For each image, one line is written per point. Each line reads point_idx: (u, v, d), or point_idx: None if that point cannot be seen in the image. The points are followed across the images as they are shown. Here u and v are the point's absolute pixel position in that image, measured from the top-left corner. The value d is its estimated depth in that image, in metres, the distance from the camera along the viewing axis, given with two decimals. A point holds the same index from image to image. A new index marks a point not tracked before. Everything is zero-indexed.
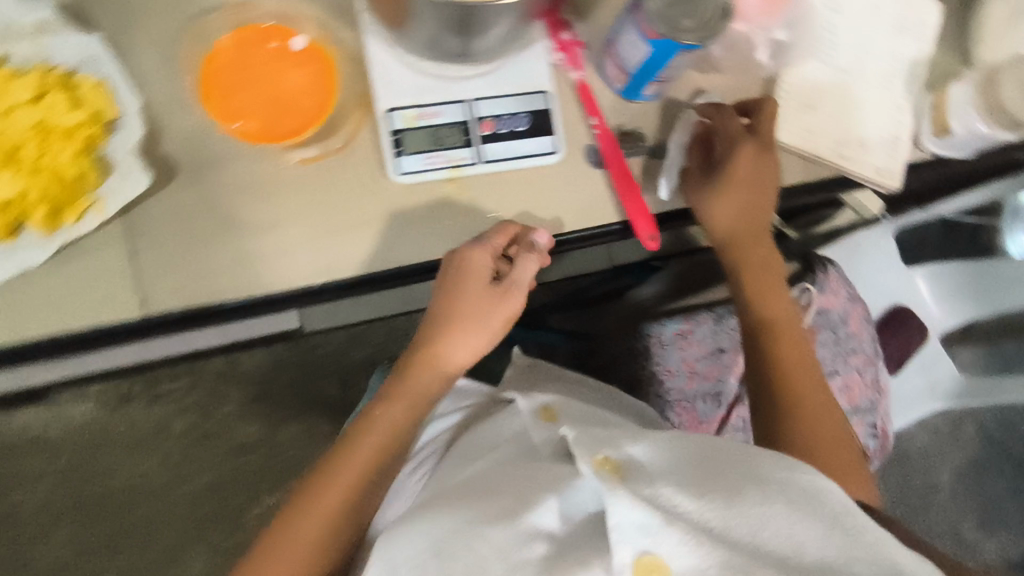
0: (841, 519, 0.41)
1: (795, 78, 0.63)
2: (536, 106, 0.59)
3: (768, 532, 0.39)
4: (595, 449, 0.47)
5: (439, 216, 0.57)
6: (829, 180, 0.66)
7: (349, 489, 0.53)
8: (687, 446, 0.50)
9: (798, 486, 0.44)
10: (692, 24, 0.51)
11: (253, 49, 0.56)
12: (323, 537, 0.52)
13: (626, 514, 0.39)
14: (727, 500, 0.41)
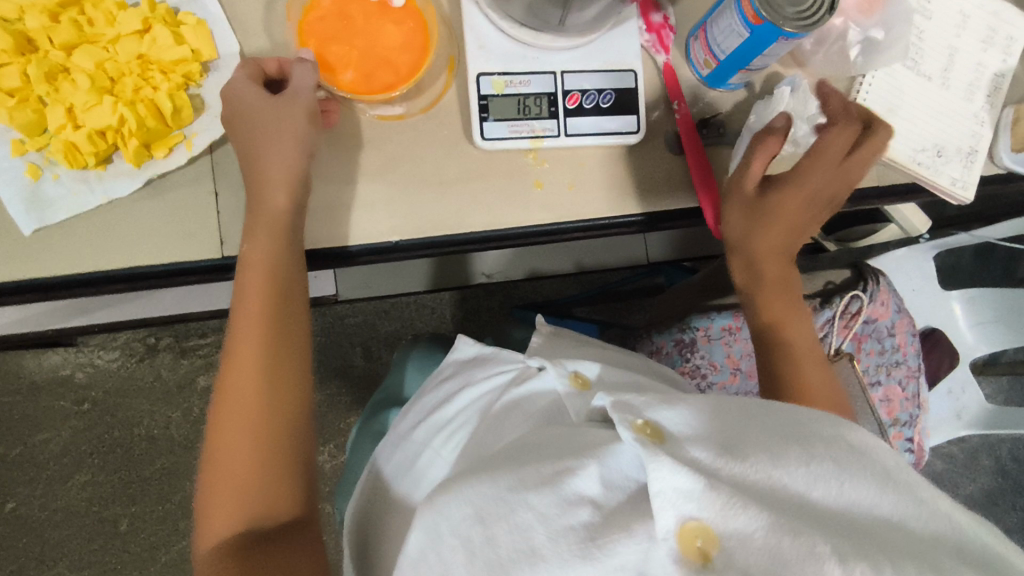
0: (886, 474, 0.36)
1: (881, 81, 0.63)
2: (622, 84, 0.59)
3: (814, 492, 0.34)
4: (633, 410, 0.39)
5: (515, 185, 0.57)
6: (904, 186, 0.65)
7: (262, 374, 0.49)
8: (728, 408, 0.41)
9: (839, 440, 0.38)
10: (795, 13, 0.50)
11: (354, 0, 0.54)
12: (267, 421, 0.48)
13: (672, 479, 0.32)
14: (771, 458, 0.35)
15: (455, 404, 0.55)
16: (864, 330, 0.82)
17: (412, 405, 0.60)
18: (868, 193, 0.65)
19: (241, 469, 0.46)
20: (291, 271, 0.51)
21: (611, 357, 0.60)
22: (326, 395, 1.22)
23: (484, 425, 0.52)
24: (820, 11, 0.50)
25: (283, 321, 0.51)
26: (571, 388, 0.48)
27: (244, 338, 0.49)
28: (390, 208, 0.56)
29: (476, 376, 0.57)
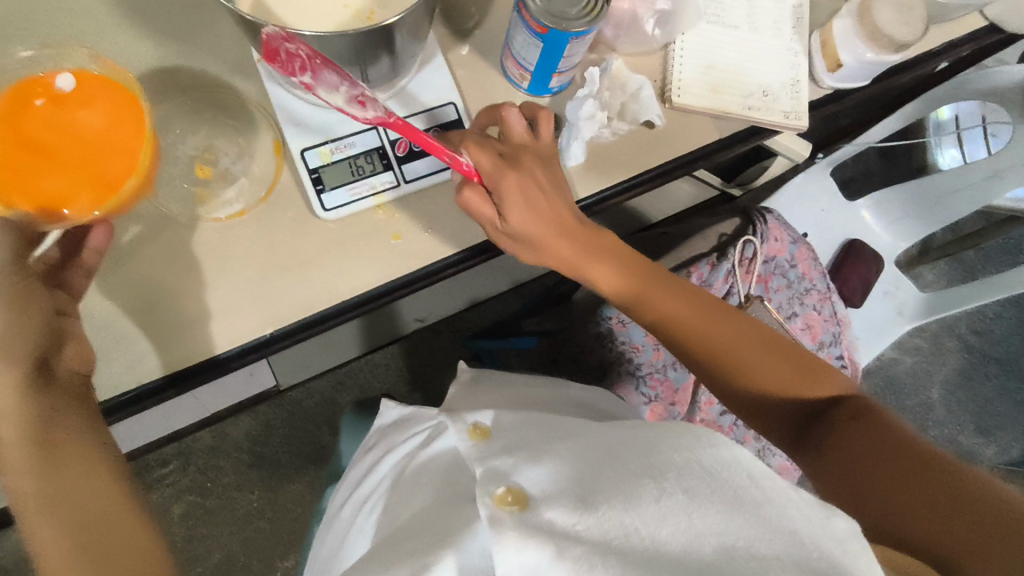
0: (739, 495, 0.34)
1: (687, 43, 0.65)
2: (448, 118, 0.60)
3: (665, 531, 0.33)
4: (498, 476, 0.38)
5: (377, 243, 0.58)
6: (746, 132, 0.67)
7: None
8: (602, 450, 0.41)
9: (692, 462, 0.36)
10: (577, 12, 0.52)
11: (22, 121, 0.49)
12: None
13: (516, 557, 0.33)
14: (623, 499, 0.34)
15: (377, 471, 0.52)
16: (766, 270, 0.84)
17: (346, 476, 0.57)
18: (711, 148, 0.67)
19: None
20: (91, 496, 0.41)
21: (524, 395, 0.59)
22: (305, 485, 1.20)
23: (401, 491, 0.49)
24: (599, 3, 0.52)
25: (111, 557, 0.40)
26: (469, 443, 0.44)
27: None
28: (259, 300, 0.55)
29: (396, 441, 0.54)
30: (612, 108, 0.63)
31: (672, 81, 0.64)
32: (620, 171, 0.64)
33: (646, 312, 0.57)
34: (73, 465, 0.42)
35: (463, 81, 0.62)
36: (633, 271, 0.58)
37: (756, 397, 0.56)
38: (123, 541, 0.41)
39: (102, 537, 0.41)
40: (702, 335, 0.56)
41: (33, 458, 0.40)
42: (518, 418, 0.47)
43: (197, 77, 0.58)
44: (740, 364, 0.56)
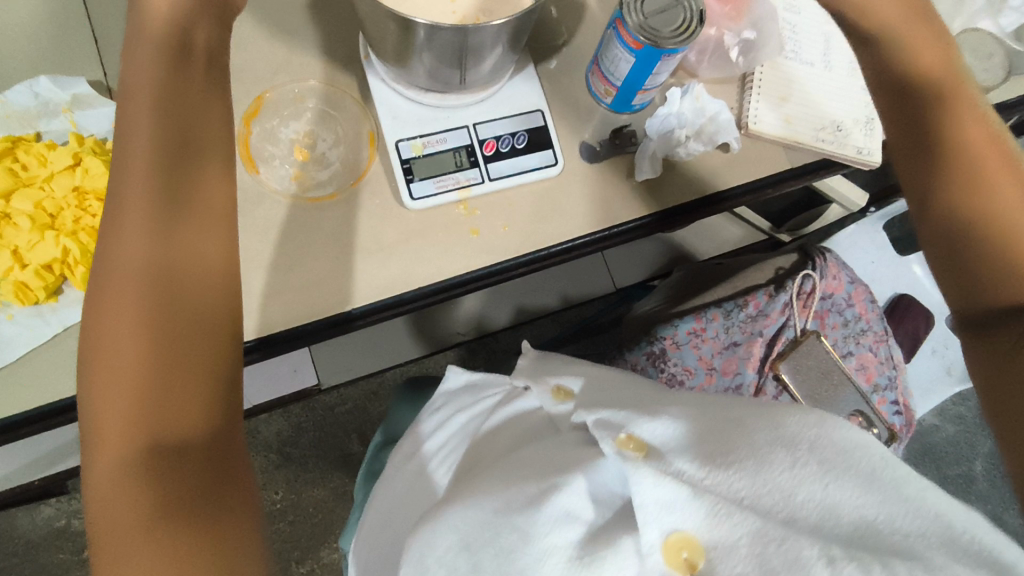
0: (877, 474, 0.36)
1: (766, 76, 0.67)
2: (533, 124, 0.63)
3: (799, 495, 0.36)
4: (614, 427, 0.43)
5: (453, 236, 0.60)
6: (818, 163, 0.68)
7: (137, 385, 0.37)
8: (708, 412, 0.43)
9: (826, 438, 0.37)
10: (672, 31, 0.55)
11: None
12: (136, 436, 0.37)
13: (653, 489, 0.37)
14: (755, 463, 0.37)
15: (447, 430, 0.57)
16: (823, 306, 0.84)
17: (404, 438, 0.60)
18: (782, 176, 0.68)
19: (127, 505, 0.36)
20: (196, 355, 0.39)
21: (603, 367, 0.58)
22: (328, 491, 1.20)
23: (482, 446, 0.54)
24: (693, 23, 0.55)
25: (178, 351, 0.39)
26: (554, 402, 0.52)
27: (119, 341, 0.38)
28: (336, 280, 0.58)
29: (467, 403, 0.59)
30: (691, 128, 0.64)
31: (749, 109, 0.66)
32: (691, 192, 0.65)
33: (927, 116, 0.49)
34: (189, 281, 0.41)
35: (548, 93, 0.65)
36: (965, 102, 0.48)
37: (985, 280, 0.44)
38: (197, 346, 0.40)
39: (182, 358, 0.39)
40: (973, 168, 0.46)
41: (135, 291, 0.39)
42: (598, 382, 0.52)
43: (306, 67, 0.62)
44: (1008, 233, 0.44)
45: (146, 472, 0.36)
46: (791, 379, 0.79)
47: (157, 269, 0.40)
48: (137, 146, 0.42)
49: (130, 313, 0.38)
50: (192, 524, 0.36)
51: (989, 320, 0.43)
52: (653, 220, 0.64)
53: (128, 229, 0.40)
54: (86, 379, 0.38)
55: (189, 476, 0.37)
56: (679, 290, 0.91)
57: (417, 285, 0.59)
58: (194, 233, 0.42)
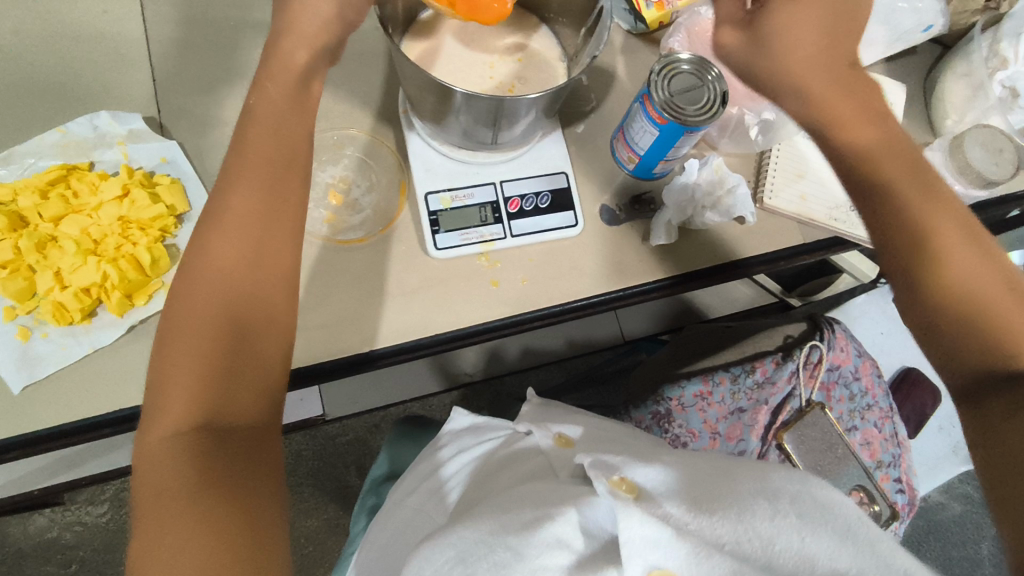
0: (849, 529, 0.36)
1: (784, 153, 0.70)
2: (557, 186, 0.66)
3: (779, 544, 0.34)
4: (610, 468, 0.40)
5: (474, 285, 0.62)
6: (828, 242, 0.70)
7: (206, 366, 0.41)
8: (696, 466, 0.42)
9: (805, 495, 0.37)
10: (696, 110, 0.58)
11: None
12: (198, 412, 0.40)
13: (639, 527, 0.35)
14: (738, 510, 0.36)
15: (452, 465, 0.55)
16: (830, 378, 0.84)
17: (410, 474, 0.59)
18: (795, 251, 0.70)
19: (172, 472, 0.38)
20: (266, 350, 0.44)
21: (602, 423, 0.58)
22: (323, 522, 1.20)
23: (483, 483, 0.52)
24: (716, 104, 0.58)
25: (250, 342, 0.43)
26: (554, 447, 0.50)
27: (201, 326, 0.42)
28: (356, 320, 0.60)
29: (470, 444, 0.57)
30: (708, 199, 0.66)
31: (766, 185, 0.69)
32: (704, 260, 0.67)
33: (879, 200, 0.48)
34: (275, 279, 0.45)
35: (574, 155, 0.68)
36: (912, 182, 0.48)
37: (958, 342, 0.45)
38: (268, 345, 0.44)
39: (251, 349, 0.43)
40: (932, 249, 0.46)
41: (223, 282, 0.43)
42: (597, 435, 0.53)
43: (347, 115, 0.66)
44: (973, 301, 0.45)
45: (201, 447, 0.39)
46: (795, 450, 0.80)
47: (240, 271, 0.44)
48: (254, 169, 0.46)
49: (211, 304, 0.43)
50: (234, 503, 0.38)
51: (989, 384, 0.43)
52: (660, 285, 0.66)
53: (223, 230, 0.44)
54: (159, 354, 0.42)
55: (237, 456, 0.40)
56: (686, 347, 0.93)
57: (434, 332, 0.61)
58: (283, 247, 0.46)
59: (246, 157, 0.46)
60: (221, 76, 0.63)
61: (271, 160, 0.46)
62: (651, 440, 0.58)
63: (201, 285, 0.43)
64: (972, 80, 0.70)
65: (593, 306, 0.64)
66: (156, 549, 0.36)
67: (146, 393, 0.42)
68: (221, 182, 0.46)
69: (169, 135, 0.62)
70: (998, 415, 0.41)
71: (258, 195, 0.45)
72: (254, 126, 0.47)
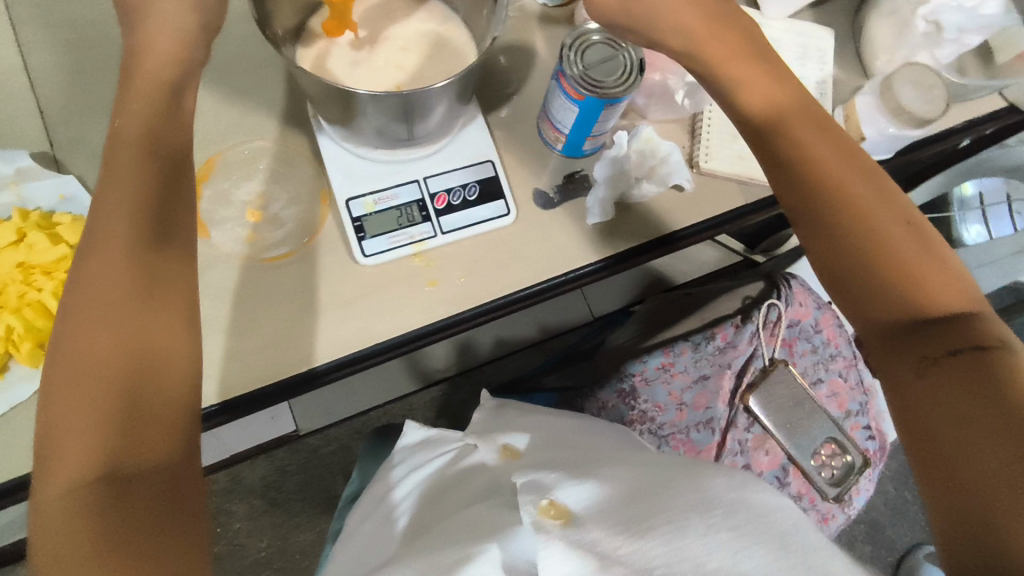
0: (784, 539, 0.34)
1: (716, 113, 0.68)
2: (485, 175, 0.63)
3: (711, 564, 0.31)
4: (542, 490, 0.38)
5: (410, 289, 0.60)
6: (771, 199, 0.68)
7: (97, 409, 0.37)
8: (638, 476, 0.40)
9: (738, 504, 0.36)
10: (612, 82, 0.56)
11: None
12: (94, 464, 0.36)
13: (560, 564, 0.32)
14: (671, 530, 0.33)
15: (401, 488, 0.52)
16: (791, 334, 0.84)
17: (368, 495, 0.56)
18: (737, 213, 0.67)
19: (73, 537, 0.34)
20: (169, 385, 0.39)
21: (559, 423, 0.56)
22: (315, 535, 1.18)
23: (436, 500, 0.49)
24: (633, 73, 0.56)
25: (148, 377, 0.39)
26: (500, 461, 0.49)
27: (89, 365, 0.38)
28: (290, 340, 0.57)
29: (421, 461, 0.54)
30: (641, 170, 0.65)
31: (700, 149, 0.67)
32: (646, 233, 0.65)
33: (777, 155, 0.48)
34: (169, 306, 0.41)
35: (500, 141, 0.66)
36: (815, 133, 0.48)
37: (870, 293, 0.43)
38: (167, 378, 0.40)
39: (151, 383, 0.39)
40: (832, 200, 0.45)
41: (105, 315, 0.39)
42: (547, 441, 0.51)
43: (257, 126, 0.63)
44: (880, 253, 0.43)
45: (103, 505, 0.35)
46: (762, 411, 0.79)
47: (125, 297, 0.39)
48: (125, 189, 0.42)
49: (92, 340, 0.38)
50: (146, 561, 0.34)
51: (898, 335, 0.41)
52: (606, 263, 0.64)
53: (103, 258, 0.40)
54: (43, 407, 0.38)
55: (144, 508, 0.36)
56: (646, 321, 0.93)
57: (375, 342, 0.58)
58: (166, 268, 0.42)
59: (115, 181, 0.43)
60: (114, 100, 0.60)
61: (141, 177, 0.43)
62: (609, 432, 0.56)
63: (85, 320, 0.39)
64: (898, 18, 0.69)
65: (536, 294, 0.62)
66: None
67: (37, 454, 0.37)
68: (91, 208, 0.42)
69: (66, 169, 0.59)
70: (913, 373, 0.40)
71: (128, 214, 0.41)
72: (120, 153, 0.44)
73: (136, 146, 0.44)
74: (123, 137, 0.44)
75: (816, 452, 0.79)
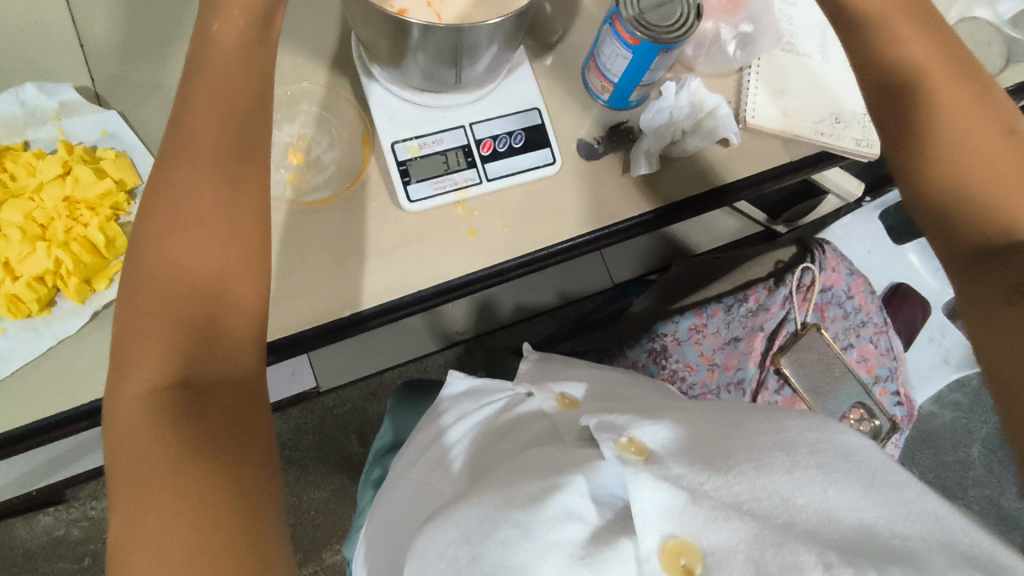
0: (873, 476, 0.34)
1: (765, 65, 0.67)
2: (530, 123, 0.62)
3: (801, 499, 0.33)
4: (616, 429, 0.39)
5: (453, 237, 0.60)
6: (816, 156, 0.67)
7: (174, 322, 0.39)
8: (705, 419, 0.40)
9: (826, 443, 0.35)
10: (669, 26, 0.54)
11: None
12: (170, 371, 0.38)
13: (653, 496, 0.33)
14: (754, 466, 0.34)
15: (452, 432, 0.53)
16: (823, 299, 0.83)
17: (411, 442, 0.57)
18: (783, 170, 0.66)
19: (147, 433, 0.37)
20: (242, 307, 0.42)
21: (601, 374, 0.57)
22: (330, 492, 1.18)
23: (489, 447, 0.50)
24: (690, 17, 0.54)
25: (220, 298, 0.41)
26: (558, 409, 0.49)
27: (166, 281, 0.40)
28: (334, 284, 0.57)
29: (469, 409, 0.54)
30: (689, 122, 0.63)
31: (747, 104, 0.65)
32: (690, 188, 0.64)
33: (895, 77, 0.47)
34: (245, 232, 0.43)
35: (545, 90, 0.64)
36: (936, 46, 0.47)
37: (955, 222, 0.43)
38: (239, 302, 0.42)
39: (223, 304, 0.41)
40: (925, 117, 0.45)
41: (184, 236, 0.41)
42: (600, 392, 0.52)
43: (299, 67, 0.61)
44: (974, 169, 0.43)
45: (180, 408, 0.38)
46: (793, 373, 0.79)
47: (207, 217, 0.42)
48: (219, 112, 0.44)
49: (175, 253, 0.41)
50: (218, 463, 0.36)
51: (984, 263, 0.41)
52: (651, 217, 0.64)
53: (185, 180, 0.42)
54: (120, 313, 0.40)
55: (216, 413, 0.38)
56: (671, 286, 0.93)
57: (420, 290, 0.58)
58: (245, 195, 0.44)
59: (191, 106, 0.44)
60: (155, 35, 0.58)
61: (219, 103, 0.44)
62: (651, 390, 0.56)
63: (164, 237, 0.41)
64: None
65: (580, 247, 0.62)
66: (138, 510, 0.35)
67: (112, 356, 0.40)
68: (173, 128, 0.44)
69: (108, 105, 0.58)
70: (1000, 302, 0.39)
71: (209, 139, 0.43)
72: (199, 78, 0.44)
73: (215, 77, 0.44)
74: (196, 74, 0.45)
75: (844, 416, 0.80)
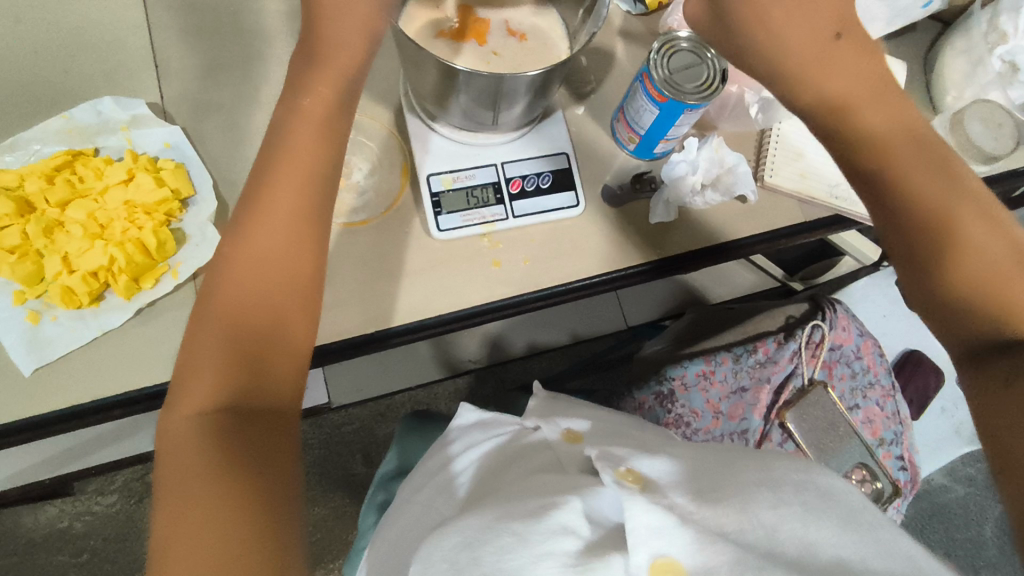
0: (852, 518, 0.36)
1: (787, 129, 0.70)
2: (558, 166, 0.66)
3: (782, 533, 0.34)
4: (615, 460, 0.41)
5: (475, 266, 0.63)
6: (829, 220, 0.70)
7: (229, 353, 0.43)
8: (702, 457, 0.43)
9: (805, 483, 0.38)
10: (694, 88, 0.58)
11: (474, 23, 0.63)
12: (218, 397, 0.42)
13: (645, 516, 0.35)
14: (741, 500, 0.36)
15: (461, 460, 0.55)
16: (832, 357, 0.84)
17: (419, 469, 0.59)
18: (797, 229, 0.69)
19: (191, 451, 0.40)
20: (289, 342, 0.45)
21: (607, 415, 0.59)
22: (329, 510, 1.19)
23: (496, 474, 0.52)
24: (716, 81, 0.58)
25: (273, 335, 0.45)
26: (562, 442, 0.51)
27: (225, 316, 0.44)
28: (362, 302, 0.60)
29: (477, 440, 0.56)
30: (707, 177, 0.67)
31: (766, 163, 0.69)
32: (706, 239, 0.67)
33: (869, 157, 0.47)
34: (301, 275, 0.47)
35: (574, 136, 0.68)
36: (904, 135, 0.47)
37: (948, 304, 0.44)
38: (285, 337, 0.45)
39: (274, 339, 0.45)
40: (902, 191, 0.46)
41: (248, 274, 0.45)
42: (603, 429, 0.54)
43: None
44: (966, 250, 0.44)
45: (224, 431, 0.41)
46: (796, 428, 0.80)
47: (271, 259, 0.46)
48: (287, 168, 0.48)
49: (239, 291, 0.45)
50: (248, 486, 0.39)
51: (983, 349, 0.43)
52: (665, 263, 0.66)
53: (259, 227, 0.47)
54: (187, 343, 0.45)
55: (256, 437, 0.41)
56: (682, 333, 0.95)
57: (440, 314, 0.61)
58: (307, 238, 0.48)
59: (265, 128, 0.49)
60: (221, 61, 0.64)
61: (300, 153, 0.49)
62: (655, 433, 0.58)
63: (231, 277, 0.45)
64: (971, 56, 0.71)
65: (596, 286, 0.65)
66: (174, 526, 0.37)
67: (174, 379, 0.44)
68: (257, 171, 0.49)
69: (172, 120, 0.63)
70: (998, 383, 0.41)
71: (287, 188, 0.48)
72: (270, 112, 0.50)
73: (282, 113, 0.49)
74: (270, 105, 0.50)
75: (846, 475, 0.80)
